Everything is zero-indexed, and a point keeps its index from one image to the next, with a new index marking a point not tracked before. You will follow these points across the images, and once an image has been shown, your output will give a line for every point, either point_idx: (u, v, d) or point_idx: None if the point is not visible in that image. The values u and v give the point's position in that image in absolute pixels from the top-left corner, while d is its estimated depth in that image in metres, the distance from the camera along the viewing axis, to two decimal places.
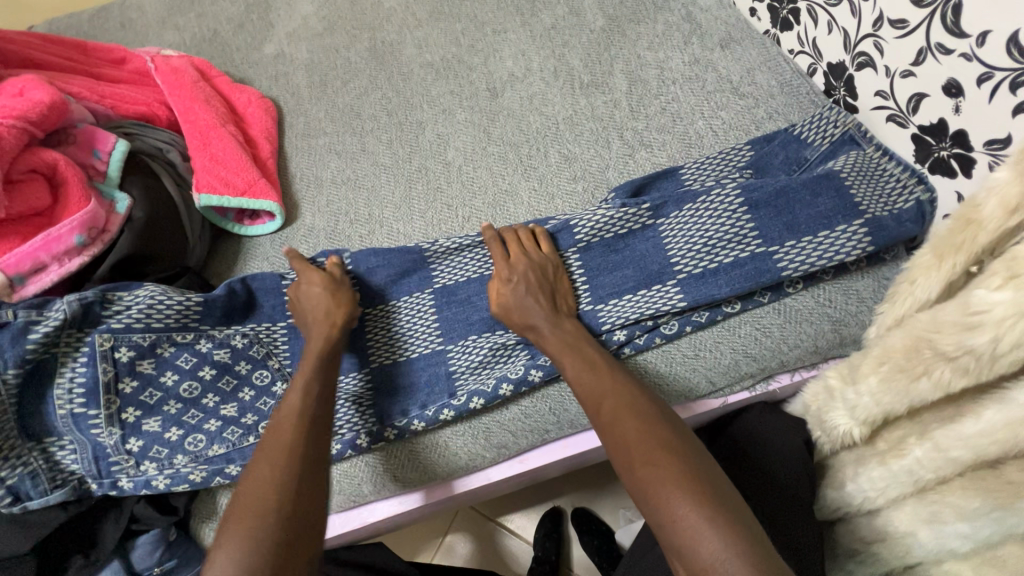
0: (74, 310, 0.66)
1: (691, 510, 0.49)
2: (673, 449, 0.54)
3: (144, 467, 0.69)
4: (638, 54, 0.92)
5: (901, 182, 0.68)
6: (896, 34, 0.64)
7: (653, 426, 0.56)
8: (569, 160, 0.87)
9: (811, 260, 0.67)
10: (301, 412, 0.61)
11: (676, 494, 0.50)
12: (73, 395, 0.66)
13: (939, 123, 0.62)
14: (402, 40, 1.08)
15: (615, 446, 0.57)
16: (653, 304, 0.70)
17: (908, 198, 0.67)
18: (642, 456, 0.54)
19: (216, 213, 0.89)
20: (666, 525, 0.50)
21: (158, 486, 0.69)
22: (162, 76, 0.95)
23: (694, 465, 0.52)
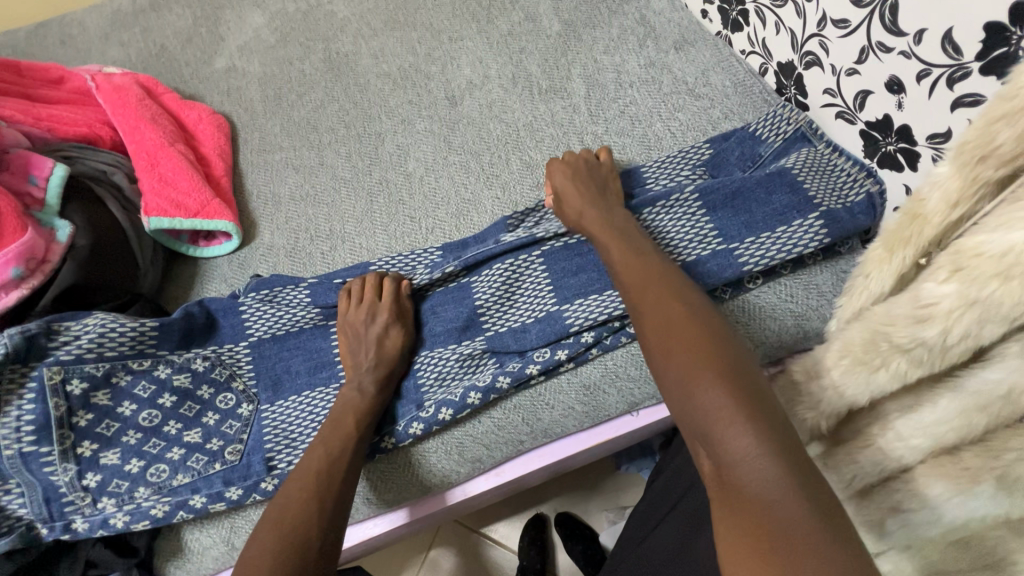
0: (17, 344, 0.62)
1: (723, 399, 0.43)
2: (715, 345, 0.47)
3: (102, 504, 0.65)
4: (595, 58, 0.93)
5: (851, 177, 0.70)
6: (839, 33, 0.65)
7: (694, 321, 0.50)
8: (531, 166, 0.86)
9: (770, 254, 0.67)
10: (327, 468, 0.62)
11: (711, 385, 0.44)
12: (21, 434, 0.62)
13: (884, 119, 0.64)
14: (357, 50, 1.06)
15: (649, 338, 0.52)
16: (620, 303, 0.69)
17: (859, 191, 0.69)
18: (675, 344, 0.49)
19: (169, 236, 0.86)
20: (694, 414, 0.44)
21: (117, 524, 0.65)
22: (104, 95, 0.91)
23: (736, 363, 0.46)
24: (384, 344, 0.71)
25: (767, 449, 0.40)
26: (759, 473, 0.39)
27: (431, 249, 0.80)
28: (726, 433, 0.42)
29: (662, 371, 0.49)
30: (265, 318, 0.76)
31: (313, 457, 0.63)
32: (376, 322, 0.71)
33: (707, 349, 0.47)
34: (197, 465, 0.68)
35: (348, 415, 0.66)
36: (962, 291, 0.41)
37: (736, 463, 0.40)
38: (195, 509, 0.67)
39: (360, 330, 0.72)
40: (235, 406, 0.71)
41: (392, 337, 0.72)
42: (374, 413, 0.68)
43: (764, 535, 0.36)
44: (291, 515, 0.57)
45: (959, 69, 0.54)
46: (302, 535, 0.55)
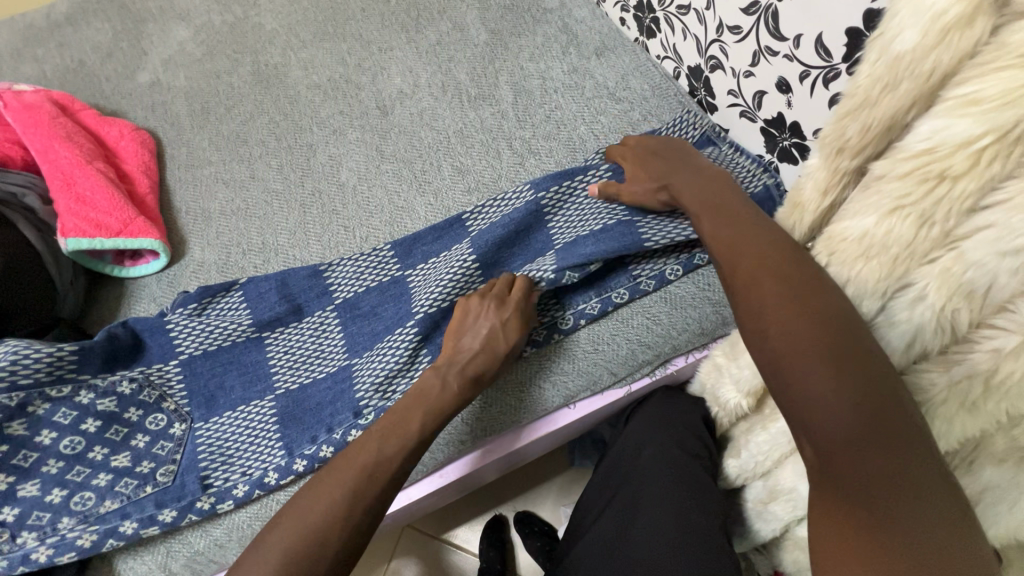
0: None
1: (827, 386, 0.43)
2: (830, 322, 0.45)
3: (22, 539, 0.63)
4: (521, 65, 0.96)
5: (752, 172, 0.75)
6: (734, 38, 0.70)
7: (807, 291, 0.47)
8: (462, 172, 0.88)
9: (671, 233, 0.72)
10: (375, 465, 0.59)
11: (817, 372, 0.44)
12: None
13: (778, 117, 0.69)
14: (286, 62, 1.05)
15: (745, 314, 0.50)
16: (534, 272, 0.72)
17: (758, 183, 0.74)
18: (772, 317, 0.48)
19: (91, 257, 0.83)
20: (792, 399, 0.45)
21: (39, 559, 0.62)
22: (13, 114, 0.87)
23: (854, 344, 0.44)
24: (489, 339, 0.67)
25: (879, 445, 0.41)
26: (860, 465, 0.41)
27: (381, 249, 0.81)
28: (836, 427, 0.42)
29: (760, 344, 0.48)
30: (194, 335, 0.74)
31: (369, 446, 0.60)
32: (494, 316, 0.67)
33: (819, 326, 0.45)
34: (126, 489, 0.66)
35: (416, 415, 0.63)
36: (839, 274, 0.47)
37: (839, 453, 0.42)
38: (125, 535, 0.65)
39: (475, 313, 0.69)
40: (166, 426, 0.70)
41: (504, 333, 0.67)
42: (408, 447, 0.61)
43: (861, 529, 0.40)
44: (323, 504, 0.55)
45: (831, 71, 0.59)
46: (321, 541, 0.54)
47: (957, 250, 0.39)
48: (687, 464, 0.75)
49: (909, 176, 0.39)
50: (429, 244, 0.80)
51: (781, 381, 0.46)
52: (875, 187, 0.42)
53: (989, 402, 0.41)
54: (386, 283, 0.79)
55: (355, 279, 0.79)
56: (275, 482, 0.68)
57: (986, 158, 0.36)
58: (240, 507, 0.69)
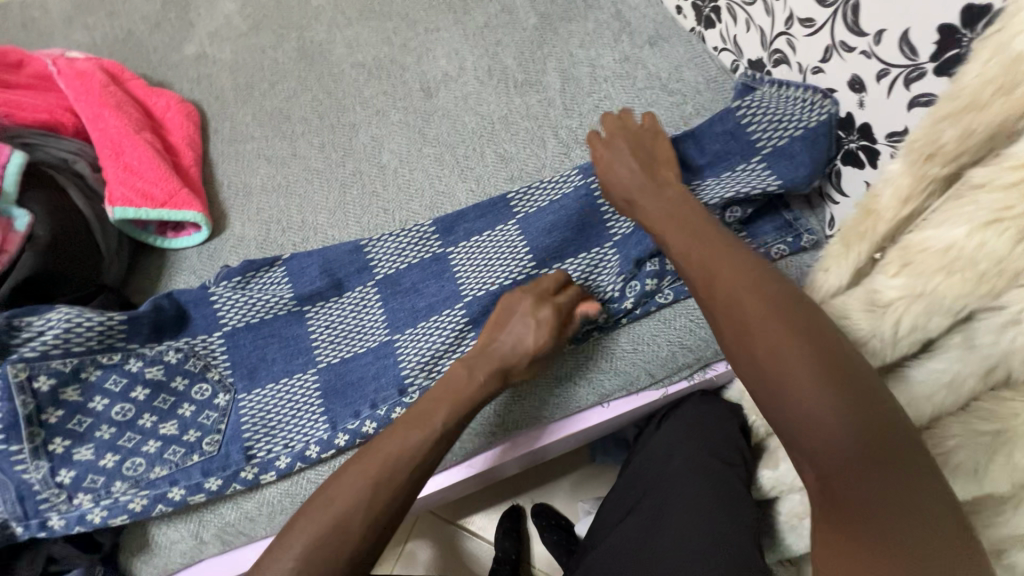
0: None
1: (823, 405, 0.43)
2: (822, 341, 0.45)
3: (78, 500, 0.64)
4: (570, 52, 0.93)
5: (808, 101, 0.68)
6: (805, 32, 0.67)
7: (796, 314, 0.47)
8: (505, 159, 0.86)
9: (718, 193, 0.69)
10: (397, 458, 0.57)
11: (808, 394, 0.43)
12: None
13: (846, 117, 0.65)
14: (331, 39, 1.04)
15: (732, 338, 0.49)
16: (594, 267, 0.74)
17: (819, 114, 0.67)
18: (758, 337, 0.47)
19: (136, 226, 0.84)
20: (787, 420, 0.44)
21: (94, 520, 0.64)
22: (66, 81, 0.88)
23: (839, 359, 0.44)
24: (523, 339, 0.66)
25: (878, 463, 0.41)
26: (861, 485, 0.41)
27: (422, 225, 0.80)
28: (835, 449, 0.42)
29: (751, 369, 0.47)
30: (237, 306, 0.75)
31: (391, 440, 0.58)
32: (531, 317, 0.67)
33: (804, 344, 0.45)
34: (174, 457, 0.67)
35: (442, 405, 0.62)
36: (909, 284, 0.43)
37: (840, 474, 0.42)
38: (174, 501, 0.66)
39: (517, 309, 0.68)
40: (211, 396, 0.70)
41: (545, 333, 0.67)
42: (432, 441, 0.59)
43: (876, 555, 0.39)
44: (342, 500, 0.54)
45: (915, 70, 0.55)
46: (341, 538, 0.53)
47: None
48: (718, 470, 0.73)
49: (1015, 187, 0.37)
50: (472, 222, 0.80)
51: (778, 407, 0.45)
52: (970, 197, 0.39)
53: None
54: (428, 260, 0.78)
55: (394, 258, 0.78)
56: (316, 456, 0.69)
57: None
58: (279, 479, 0.70)
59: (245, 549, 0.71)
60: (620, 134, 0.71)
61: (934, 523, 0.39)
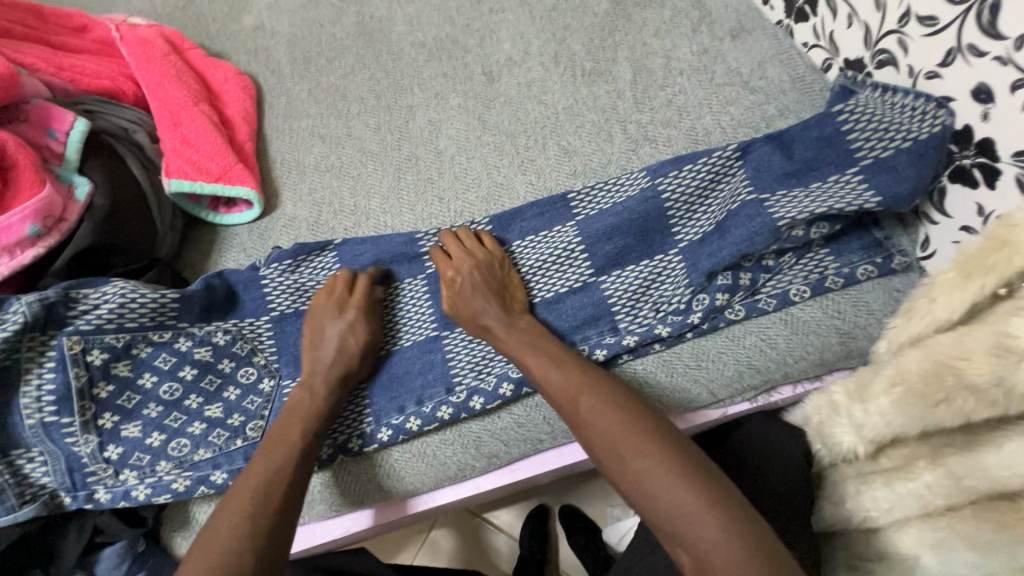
0: (35, 311, 0.60)
1: (689, 499, 0.49)
2: (661, 438, 0.54)
3: (123, 476, 0.64)
4: (644, 41, 0.87)
5: (916, 110, 0.61)
6: (924, 31, 0.60)
7: (630, 420, 0.56)
8: (568, 153, 0.82)
9: (807, 207, 0.63)
10: (273, 478, 0.59)
11: (675, 491, 0.50)
12: (42, 403, 0.61)
13: (963, 130, 0.59)
14: (391, 16, 1.01)
15: (603, 456, 0.56)
16: (657, 275, 0.70)
17: (928, 125, 0.60)
18: (627, 449, 0.54)
19: (189, 200, 0.82)
20: (667, 519, 0.50)
21: (138, 497, 0.64)
22: (128, 48, 0.87)
23: (690, 456, 0.53)
24: (347, 339, 0.68)
25: (744, 543, 0.46)
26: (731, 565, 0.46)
27: (478, 221, 0.77)
28: (706, 535, 0.48)
29: (623, 479, 0.54)
30: (285, 290, 0.73)
31: (256, 467, 0.60)
32: (346, 320, 0.69)
33: (664, 449, 0.53)
34: (218, 441, 0.66)
35: (293, 423, 0.63)
36: None
37: (714, 560, 0.46)
38: (216, 485, 0.66)
39: (325, 325, 0.69)
40: (256, 381, 0.69)
41: (356, 335, 0.68)
42: (293, 457, 0.61)
43: None
44: (227, 529, 0.54)
45: None
46: (240, 560, 0.52)
47: None
48: None
49: None
50: (529, 219, 0.76)
51: (659, 513, 0.51)
52: None
53: None
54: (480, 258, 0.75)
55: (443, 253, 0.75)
56: (356, 449, 0.69)
57: None
58: (322, 467, 0.70)
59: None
60: (467, 253, 0.72)
61: (787, 569, 0.45)
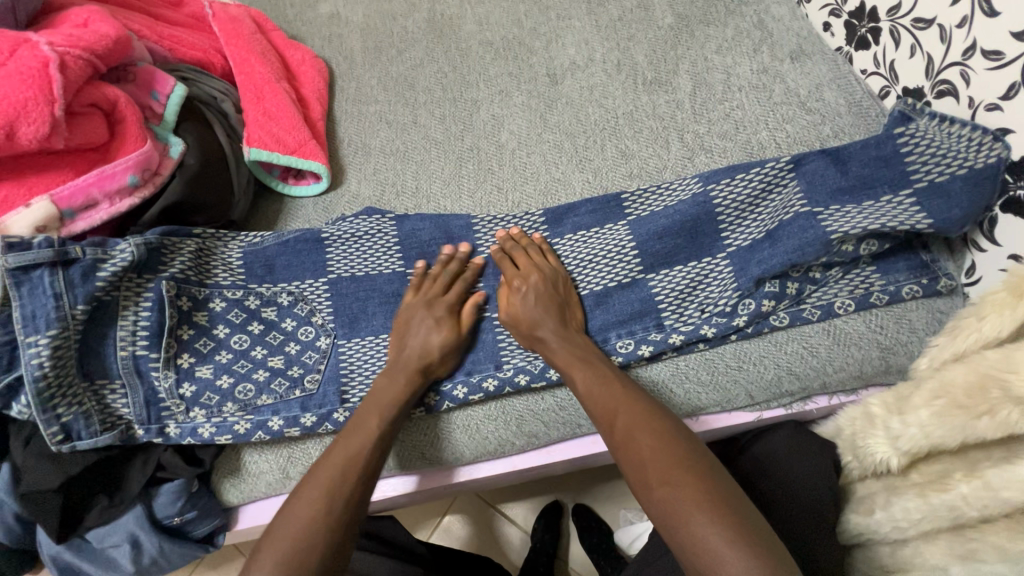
0: (138, 253, 0.67)
1: (711, 530, 0.51)
2: (696, 469, 0.56)
3: (193, 414, 0.70)
4: (706, 56, 0.91)
5: (973, 141, 0.64)
6: (988, 65, 0.63)
7: (669, 445, 0.58)
8: (626, 156, 0.85)
9: (860, 223, 0.65)
10: (353, 459, 0.62)
11: (697, 520, 0.52)
12: (136, 337, 0.68)
13: (1020, 160, 0.61)
14: (462, 14, 1.06)
15: (635, 474, 0.58)
16: (704, 276, 0.72)
17: (984, 156, 0.63)
18: (657, 470, 0.56)
19: (263, 169, 0.87)
20: (684, 545, 0.52)
21: (203, 434, 0.69)
22: (220, 23, 0.92)
23: (719, 488, 0.54)
24: (432, 335, 0.71)
25: None
26: None
27: (532, 213, 0.81)
28: (723, 566, 0.49)
29: (649, 499, 0.56)
30: (348, 258, 0.78)
31: (338, 449, 0.63)
32: (433, 317, 0.72)
33: (691, 477, 0.55)
34: (279, 389, 0.72)
35: (371, 416, 0.66)
36: None
37: None
38: (272, 431, 0.71)
39: (415, 319, 0.73)
40: (314, 338, 0.75)
41: (440, 333, 0.71)
42: (367, 446, 0.63)
43: None
44: (297, 516, 0.58)
45: None
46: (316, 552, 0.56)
47: None
48: None
49: None
50: (582, 217, 0.79)
51: (678, 537, 0.53)
52: None
53: None
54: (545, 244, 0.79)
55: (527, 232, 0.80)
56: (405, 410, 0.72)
57: None
58: None
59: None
60: (530, 265, 0.74)
61: None
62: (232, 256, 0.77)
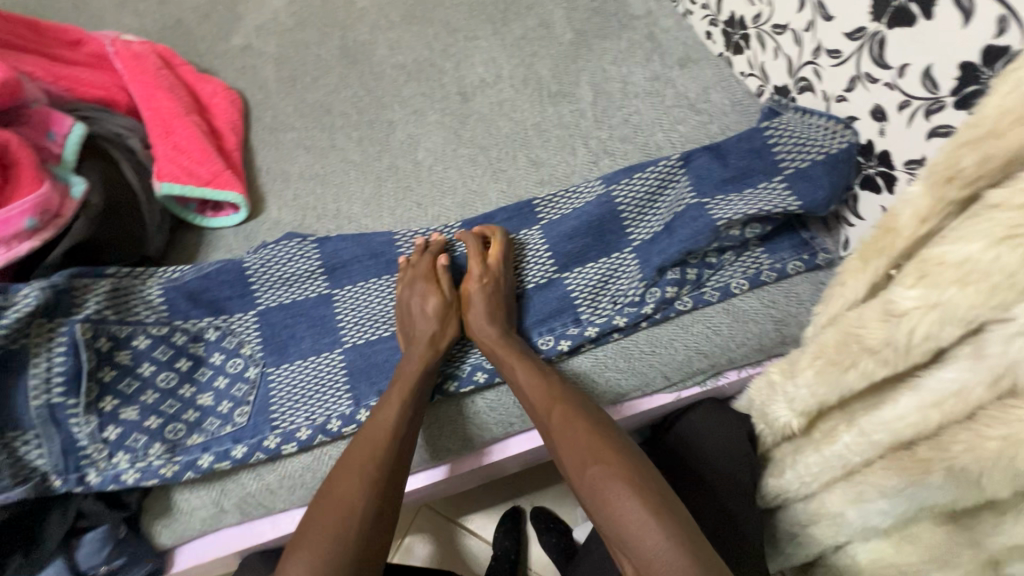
0: (45, 297, 0.66)
1: (633, 502, 0.55)
2: (620, 450, 0.59)
3: (116, 459, 0.67)
4: (603, 68, 0.97)
5: (829, 130, 0.72)
6: (832, 62, 0.71)
7: (595, 428, 0.62)
8: (536, 164, 0.90)
9: (740, 209, 0.72)
10: (391, 434, 0.65)
11: (621, 496, 0.55)
12: (50, 384, 0.66)
13: (866, 144, 0.69)
14: (374, 40, 1.09)
15: (567, 455, 0.61)
16: (615, 271, 0.77)
17: (839, 142, 0.71)
18: (586, 453, 0.60)
19: (177, 203, 0.87)
20: (611, 521, 0.55)
21: (126, 481, 0.67)
22: (123, 61, 0.92)
23: (639, 466, 0.58)
24: (423, 307, 0.75)
25: (678, 546, 0.51)
26: (664, 561, 0.51)
27: (451, 227, 0.85)
28: (644, 536, 0.53)
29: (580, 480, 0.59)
30: (272, 286, 0.80)
31: (373, 427, 0.65)
32: (417, 292, 0.76)
33: (616, 457, 0.59)
34: (211, 427, 0.72)
35: (394, 394, 0.68)
36: (926, 295, 0.46)
37: (648, 559, 0.52)
38: (202, 469, 0.70)
39: (408, 300, 0.76)
40: (243, 370, 0.75)
41: (434, 300, 0.75)
42: (395, 422, 0.66)
43: None
44: (340, 490, 0.60)
45: (936, 103, 0.59)
46: (347, 518, 0.58)
47: None
48: None
49: None
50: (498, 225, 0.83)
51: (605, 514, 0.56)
52: (987, 215, 0.41)
53: None
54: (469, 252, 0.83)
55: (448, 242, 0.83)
56: (337, 429, 0.72)
57: None
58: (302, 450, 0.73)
59: (262, 524, 0.76)
60: (474, 264, 0.77)
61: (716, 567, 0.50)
62: (152, 294, 0.76)
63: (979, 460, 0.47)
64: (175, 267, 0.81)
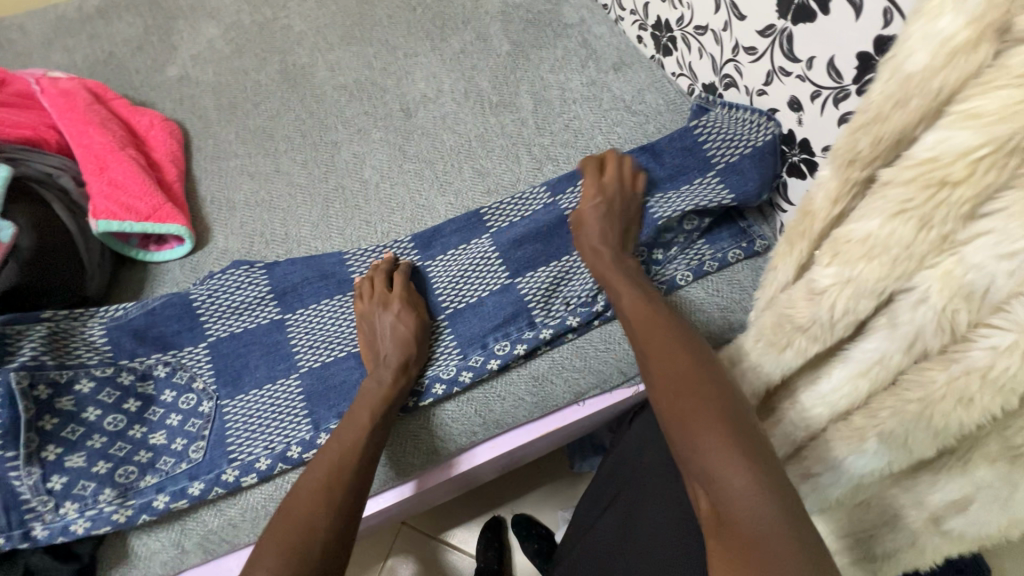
0: None
1: (723, 443, 0.48)
2: (715, 393, 0.53)
3: (64, 510, 0.65)
4: (541, 76, 1.00)
5: (755, 122, 0.76)
6: (750, 58, 0.75)
7: (701, 373, 0.56)
8: (482, 175, 0.91)
9: (678, 206, 0.76)
10: (355, 451, 0.64)
11: (712, 434, 0.49)
12: None
13: (788, 133, 0.73)
14: (314, 63, 1.09)
15: (662, 388, 0.56)
16: (566, 272, 0.79)
17: (765, 134, 0.74)
18: (684, 388, 0.54)
19: (118, 239, 0.84)
20: (698, 458, 0.49)
21: (76, 531, 0.65)
22: (50, 100, 0.90)
23: (738, 412, 0.51)
24: (397, 326, 0.73)
25: (767, 494, 0.44)
26: (752, 507, 0.44)
27: (401, 241, 0.85)
28: (731, 475, 0.46)
29: (668, 415, 0.54)
30: (222, 315, 0.78)
31: (329, 449, 0.65)
32: (390, 312, 0.75)
33: (710, 397, 0.53)
34: (165, 466, 0.70)
35: (363, 410, 0.68)
36: (840, 272, 0.49)
37: (734, 499, 0.45)
38: (157, 510, 0.68)
39: (377, 322, 0.75)
40: (196, 405, 0.73)
41: (405, 321, 0.74)
42: (360, 439, 0.65)
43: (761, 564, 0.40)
44: (299, 507, 0.59)
45: (842, 91, 0.63)
46: (307, 535, 0.56)
47: (957, 254, 0.42)
48: None
49: (913, 183, 0.41)
50: (448, 237, 0.84)
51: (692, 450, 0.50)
52: (881, 193, 0.44)
53: (983, 398, 0.44)
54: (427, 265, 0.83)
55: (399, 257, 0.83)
56: (297, 457, 0.70)
57: (988, 168, 0.38)
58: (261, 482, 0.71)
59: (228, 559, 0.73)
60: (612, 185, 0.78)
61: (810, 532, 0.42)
62: (94, 334, 0.74)
63: (904, 423, 0.49)
64: (117, 305, 0.79)
